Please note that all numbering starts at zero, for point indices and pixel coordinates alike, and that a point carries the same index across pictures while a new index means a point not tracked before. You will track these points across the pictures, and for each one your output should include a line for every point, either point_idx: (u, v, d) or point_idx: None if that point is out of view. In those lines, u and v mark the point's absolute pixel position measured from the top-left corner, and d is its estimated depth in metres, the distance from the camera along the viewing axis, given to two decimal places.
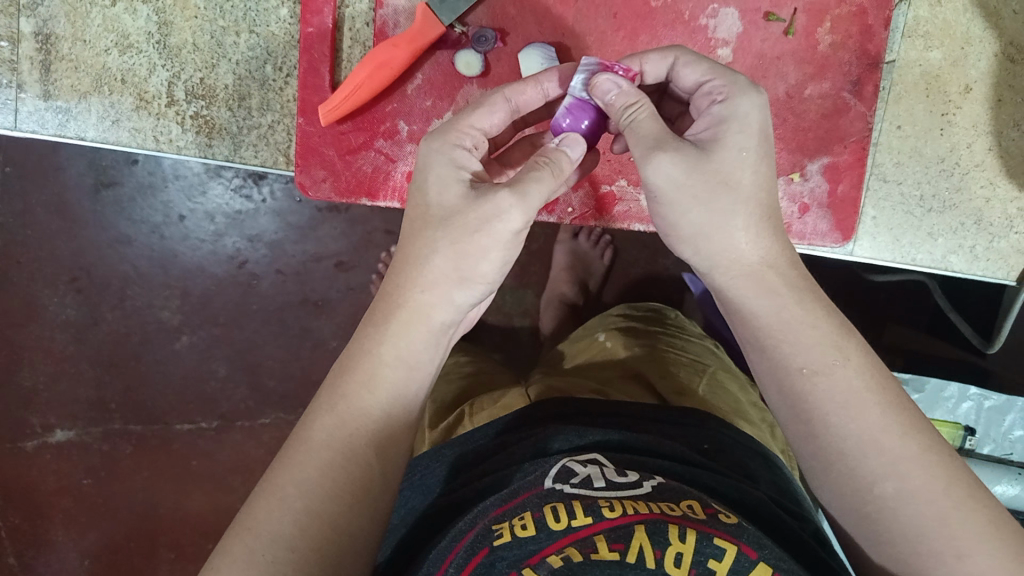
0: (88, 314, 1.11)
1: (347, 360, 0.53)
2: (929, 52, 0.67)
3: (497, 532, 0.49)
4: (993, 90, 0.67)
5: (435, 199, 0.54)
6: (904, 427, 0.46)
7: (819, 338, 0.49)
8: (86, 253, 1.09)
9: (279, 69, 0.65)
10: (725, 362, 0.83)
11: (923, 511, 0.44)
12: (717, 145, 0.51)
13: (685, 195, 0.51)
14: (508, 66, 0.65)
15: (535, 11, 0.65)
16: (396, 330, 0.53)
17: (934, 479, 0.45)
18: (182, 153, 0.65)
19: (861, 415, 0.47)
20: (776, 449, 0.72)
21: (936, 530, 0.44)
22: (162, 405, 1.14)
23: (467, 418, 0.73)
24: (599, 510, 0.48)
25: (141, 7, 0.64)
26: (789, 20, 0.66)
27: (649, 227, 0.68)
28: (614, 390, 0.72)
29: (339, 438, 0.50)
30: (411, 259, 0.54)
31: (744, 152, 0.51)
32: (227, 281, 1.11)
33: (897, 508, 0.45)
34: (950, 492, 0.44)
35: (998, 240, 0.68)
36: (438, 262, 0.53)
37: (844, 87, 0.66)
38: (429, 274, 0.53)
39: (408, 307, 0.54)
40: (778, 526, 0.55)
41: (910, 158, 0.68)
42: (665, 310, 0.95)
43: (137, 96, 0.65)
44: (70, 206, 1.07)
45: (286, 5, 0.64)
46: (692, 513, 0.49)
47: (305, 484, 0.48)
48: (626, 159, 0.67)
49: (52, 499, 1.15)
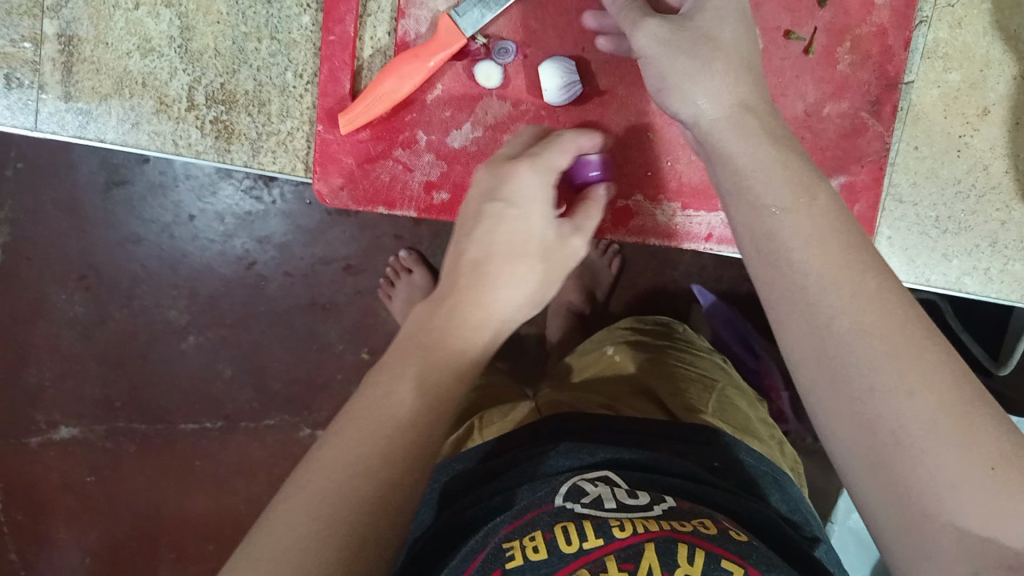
0: (95, 312, 1.11)
1: (399, 350, 0.51)
2: (947, 74, 0.67)
3: (509, 553, 0.49)
4: (1011, 113, 0.67)
5: (533, 223, 0.58)
6: (904, 325, 0.40)
7: (784, 187, 0.47)
8: (96, 251, 1.09)
9: (300, 76, 0.65)
10: (733, 377, 0.83)
11: (906, 409, 0.38)
12: (697, 10, 0.54)
13: (669, 47, 0.53)
14: (527, 79, 0.65)
15: (556, 24, 0.65)
16: (466, 325, 0.54)
17: (929, 380, 0.39)
18: (201, 158, 0.66)
19: (853, 310, 0.41)
20: (785, 466, 0.72)
21: (924, 432, 0.38)
22: (167, 404, 1.14)
23: (477, 431, 0.73)
24: (611, 531, 0.49)
25: (164, 11, 0.64)
26: (809, 39, 0.66)
27: (666, 242, 0.68)
28: (625, 405, 0.73)
29: (386, 412, 0.46)
30: (490, 260, 0.57)
31: (718, 11, 0.54)
32: (235, 281, 1.11)
33: (884, 408, 0.39)
34: (943, 394, 0.38)
35: (1012, 262, 0.69)
36: (518, 271, 0.57)
37: (864, 106, 0.67)
38: (507, 279, 0.57)
39: (477, 306, 0.55)
40: (789, 546, 0.55)
41: (926, 178, 0.68)
42: (673, 323, 0.95)
43: (157, 100, 0.65)
44: (81, 204, 1.08)
45: (308, 13, 0.64)
46: (702, 528, 0.50)
47: (348, 452, 0.44)
48: (644, 174, 0.67)
49: (54, 496, 1.15)
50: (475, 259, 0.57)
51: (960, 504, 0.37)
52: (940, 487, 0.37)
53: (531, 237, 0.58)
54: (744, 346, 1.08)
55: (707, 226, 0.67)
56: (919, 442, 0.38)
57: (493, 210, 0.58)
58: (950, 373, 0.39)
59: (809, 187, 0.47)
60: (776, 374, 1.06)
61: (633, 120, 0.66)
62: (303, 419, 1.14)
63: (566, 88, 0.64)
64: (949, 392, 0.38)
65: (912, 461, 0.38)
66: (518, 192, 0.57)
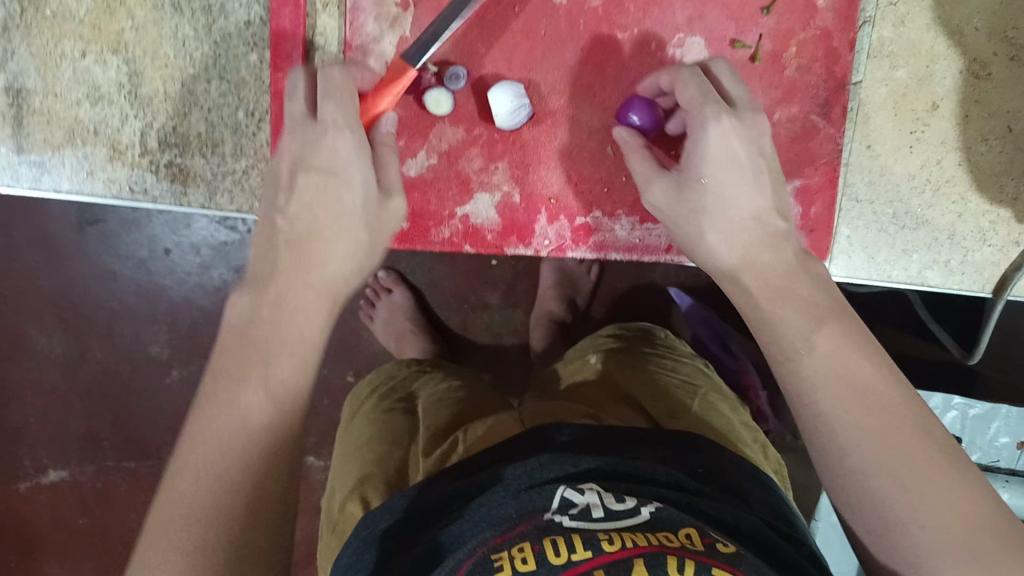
0: (77, 347, 1.10)
1: (224, 372, 0.48)
2: (894, 71, 0.67)
3: (497, 563, 0.50)
4: (960, 107, 0.67)
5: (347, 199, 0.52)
6: (892, 407, 0.46)
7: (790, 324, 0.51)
8: (73, 290, 1.09)
9: (252, 115, 0.65)
10: (716, 382, 0.84)
11: (888, 484, 0.44)
12: (688, 180, 0.56)
13: (670, 214, 0.58)
14: (479, 104, 0.66)
15: (503, 48, 0.65)
16: (287, 307, 0.50)
17: (909, 458, 0.44)
18: (158, 203, 0.66)
19: (847, 395, 0.47)
20: (770, 469, 0.72)
21: (907, 507, 0.43)
22: (153, 440, 1.14)
23: (460, 443, 0.71)
24: (599, 544, 0.49)
25: (111, 58, 0.64)
26: (755, 46, 0.66)
27: (628, 255, 0.69)
28: (609, 415, 0.73)
29: (223, 459, 0.46)
30: (312, 234, 0.52)
31: (702, 181, 0.55)
32: (214, 311, 1.10)
33: (870, 484, 0.45)
34: (919, 466, 0.44)
35: (972, 252, 0.69)
36: (344, 242, 0.53)
37: (813, 110, 0.67)
38: (333, 251, 0.52)
39: (302, 285, 0.51)
40: (777, 553, 0.55)
41: (880, 177, 0.69)
42: (654, 329, 0.95)
43: (111, 147, 0.65)
44: (54, 240, 1.07)
45: (256, 51, 0.64)
46: (690, 543, 0.49)
47: (195, 516, 0.44)
48: (600, 191, 0.67)
49: (47, 537, 1.15)
50: (291, 233, 0.52)
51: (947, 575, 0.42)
52: (920, 557, 0.43)
53: (350, 210, 0.53)
54: (722, 345, 1.07)
55: (667, 237, 0.68)
56: (901, 513, 0.44)
57: (309, 180, 0.52)
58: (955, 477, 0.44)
59: (808, 300, 0.51)
60: (753, 373, 1.06)
61: (586, 139, 0.66)
62: None
63: (516, 111, 0.64)
64: (928, 466, 0.44)
65: (898, 533, 0.44)
66: (333, 159, 0.52)
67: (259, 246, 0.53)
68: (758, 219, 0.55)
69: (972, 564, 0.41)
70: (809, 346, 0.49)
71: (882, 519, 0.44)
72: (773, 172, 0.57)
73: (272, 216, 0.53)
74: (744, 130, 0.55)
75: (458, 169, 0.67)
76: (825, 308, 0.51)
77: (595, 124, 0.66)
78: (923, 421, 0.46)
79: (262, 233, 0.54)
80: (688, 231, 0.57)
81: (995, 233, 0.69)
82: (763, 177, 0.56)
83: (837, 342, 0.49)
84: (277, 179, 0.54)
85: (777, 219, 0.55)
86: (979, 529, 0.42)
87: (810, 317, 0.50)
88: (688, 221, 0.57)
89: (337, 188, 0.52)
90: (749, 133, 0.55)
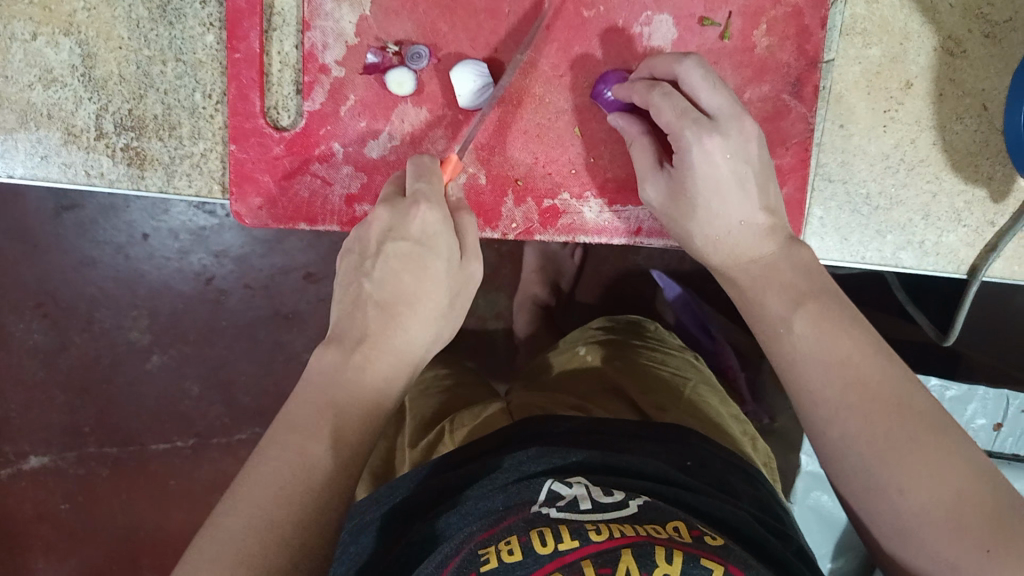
0: (56, 339, 1.09)
1: (295, 421, 0.49)
2: (867, 49, 0.66)
3: (482, 557, 0.48)
4: (934, 85, 0.66)
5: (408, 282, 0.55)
6: (876, 382, 0.47)
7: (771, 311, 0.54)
8: (50, 277, 1.07)
9: (209, 97, 0.64)
10: (706, 375, 0.82)
11: (875, 459, 0.45)
12: (681, 189, 0.59)
13: (665, 213, 0.61)
14: (441, 83, 0.64)
15: (467, 27, 0.64)
16: (371, 369, 0.52)
17: (893, 431, 0.45)
18: (115, 187, 0.64)
19: (833, 374, 0.48)
20: (757, 461, 0.71)
21: (890, 476, 0.45)
22: (135, 427, 1.13)
23: (448, 435, 0.73)
24: (587, 533, 0.48)
25: (63, 40, 0.62)
26: (724, 24, 0.65)
27: (595, 239, 0.67)
28: (597, 408, 0.73)
29: (270, 506, 0.45)
30: (399, 301, 0.54)
31: (694, 194, 0.58)
32: (194, 298, 1.10)
33: (861, 457, 0.46)
34: (900, 436, 0.45)
35: (947, 233, 0.68)
36: (426, 310, 0.55)
37: (785, 88, 0.67)
38: (411, 319, 0.55)
39: (383, 351, 0.53)
40: (763, 547, 0.54)
41: (854, 157, 0.67)
42: (643, 322, 0.94)
43: (64, 131, 0.63)
44: (32, 231, 1.05)
45: (212, 31, 0.63)
46: (678, 535, 0.48)
47: (225, 552, 0.43)
48: (567, 172, 0.66)
49: (30, 526, 1.14)
50: (381, 297, 0.54)
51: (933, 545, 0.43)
52: (908, 525, 0.44)
53: (434, 282, 0.55)
54: (702, 330, 1.06)
55: (636, 219, 0.67)
56: (886, 484, 0.45)
57: (398, 249, 0.55)
58: (935, 440, 0.44)
59: (790, 288, 0.53)
60: (730, 355, 1.05)
61: (553, 120, 0.65)
62: None
63: (479, 92, 0.63)
64: (911, 438, 0.45)
65: (887, 503, 0.45)
66: (424, 231, 0.55)
67: (343, 308, 0.55)
68: (746, 223, 0.58)
69: (954, 534, 0.42)
70: (788, 325, 0.52)
71: (871, 489, 0.46)
72: (765, 170, 0.58)
73: (357, 277, 0.56)
74: (734, 141, 0.57)
75: (421, 151, 0.65)
76: (812, 288, 0.53)
77: (561, 105, 0.65)
78: (907, 394, 0.47)
79: (345, 292, 0.56)
80: (680, 231, 0.61)
81: (971, 214, 0.68)
82: (755, 181, 0.58)
83: (812, 316, 0.51)
84: (364, 245, 0.57)
85: (764, 218, 0.58)
86: (963, 496, 0.43)
87: (793, 296, 0.53)
88: (679, 222, 0.60)
89: (425, 260, 0.55)
90: (739, 144, 0.57)
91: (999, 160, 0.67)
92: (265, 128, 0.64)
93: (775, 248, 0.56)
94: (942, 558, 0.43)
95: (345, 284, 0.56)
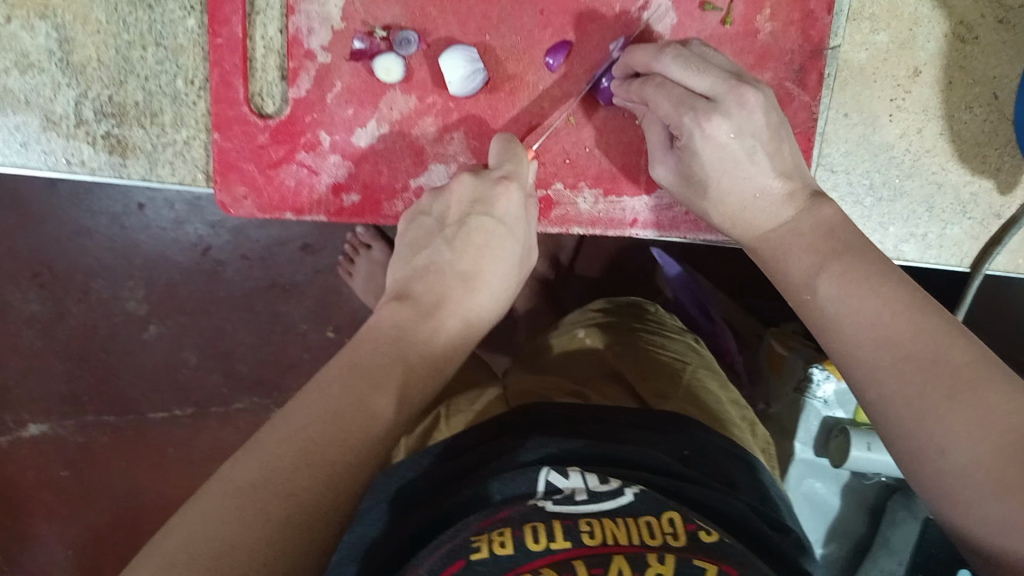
0: (53, 308, 1.08)
1: (333, 397, 0.45)
2: (874, 35, 0.64)
3: (475, 544, 0.44)
4: (943, 72, 0.64)
5: (493, 258, 0.58)
6: (908, 337, 0.44)
7: (795, 278, 0.52)
8: (46, 247, 1.05)
9: (191, 83, 0.62)
10: (706, 359, 0.81)
11: (914, 417, 0.42)
12: (692, 171, 0.58)
13: (680, 190, 0.60)
14: (434, 70, 0.63)
15: (458, 10, 0.62)
16: (443, 334, 0.53)
17: (930, 386, 0.42)
18: (97, 175, 0.63)
19: (866, 338, 0.46)
20: (758, 451, 0.69)
21: (929, 436, 0.41)
22: (134, 396, 1.12)
23: (444, 422, 0.69)
24: (580, 535, 0.44)
25: (39, 24, 0.60)
26: (726, 8, 0.62)
27: (590, 231, 0.66)
28: (597, 394, 0.71)
29: (301, 478, 0.40)
30: (475, 274, 0.57)
31: (705, 176, 0.57)
32: (190, 268, 1.08)
33: (899, 420, 0.43)
34: (940, 389, 0.41)
35: (951, 227, 0.66)
36: (499, 287, 0.59)
37: (787, 76, 0.64)
38: (486, 292, 0.58)
39: (459, 316, 0.55)
40: (763, 540, 0.52)
41: (858, 146, 0.65)
42: (644, 303, 0.91)
43: (44, 117, 0.61)
44: (26, 202, 1.04)
45: (193, 15, 0.61)
46: (671, 538, 0.45)
47: (238, 521, 0.38)
48: (561, 163, 0.65)
49: (32, 491, 1.13)
50: (461, 269, 0.57)
51: (969, 501, 0.39)
52: (955, 488, 0.40)
53: (509, 259, 0.59)
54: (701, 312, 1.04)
55: (633, 212, 0.66)
56: (924, 445, 0.41)
57: (481, 224, 0.58)
58: (997, 397, 0.40)
59: (814, 248, 0.52)
60: (728, 339, 1.02)
61: (548, 109, 0.64)
62: (272, 401, 1.13)
63: (471, 76, 0.61)
64: (949, 392, 0.41)
65: (925, 467, 0.41)
66: (509, 211, 0.58)
67: (415, 269, 0.57)
68: (764, 200, 0.56)
69: (1003, 495, 0.38)
70: (814, 292, 0.50)
71: (912, 452, 0.42)
72: (784, 138, 0.56)
73: (433, 241, 0.58)
74: (744, 117, 0.54)
75: (411, 140, 0.64)
76: (836, 248, 0.51)
77: (557, 92, 0.63)
78: (950, 348, 0.43)
79: (418, 257, 0.58)
80: (698, 206, 0.60)
81: (976, 205, 0.66)
82: (773, 149, 0.56)
83: (836, 286, 0.49)
84: (443, 215, 0.59)
85: (780, 185, 0.56)
86: (1010, 447, 0.38)
87: (818, 259, 0.51)
88: (693, 199, 0.59)
89: (503, 238, 0.58)
90: (756, 116, 0.55)
91: (1007, 151, 0.65)
92: (249, 116, 0.63)
93: (794, 212, 0.55)
94: (991, 526, 0.38)
95: (416, 248, 0.59)
